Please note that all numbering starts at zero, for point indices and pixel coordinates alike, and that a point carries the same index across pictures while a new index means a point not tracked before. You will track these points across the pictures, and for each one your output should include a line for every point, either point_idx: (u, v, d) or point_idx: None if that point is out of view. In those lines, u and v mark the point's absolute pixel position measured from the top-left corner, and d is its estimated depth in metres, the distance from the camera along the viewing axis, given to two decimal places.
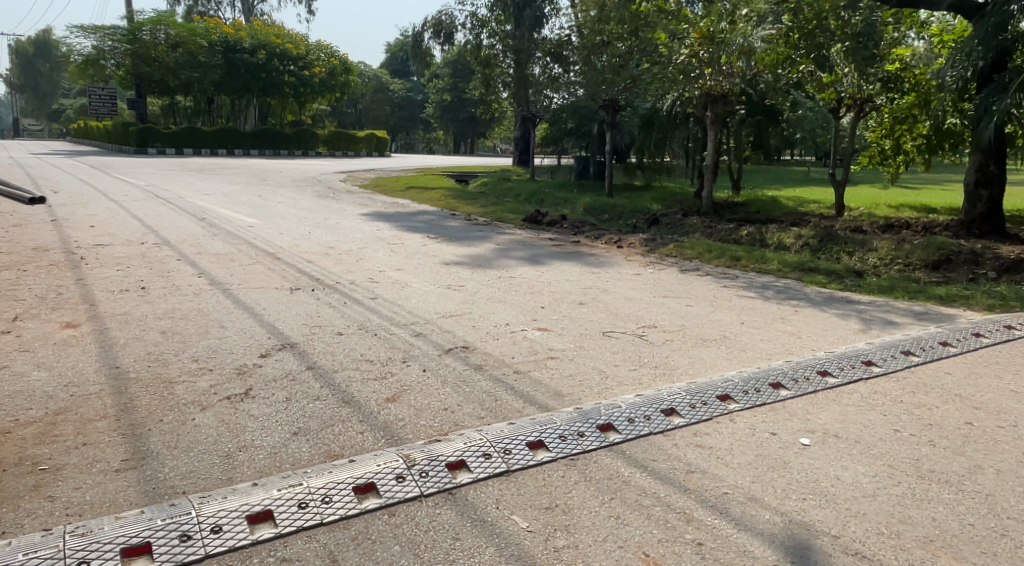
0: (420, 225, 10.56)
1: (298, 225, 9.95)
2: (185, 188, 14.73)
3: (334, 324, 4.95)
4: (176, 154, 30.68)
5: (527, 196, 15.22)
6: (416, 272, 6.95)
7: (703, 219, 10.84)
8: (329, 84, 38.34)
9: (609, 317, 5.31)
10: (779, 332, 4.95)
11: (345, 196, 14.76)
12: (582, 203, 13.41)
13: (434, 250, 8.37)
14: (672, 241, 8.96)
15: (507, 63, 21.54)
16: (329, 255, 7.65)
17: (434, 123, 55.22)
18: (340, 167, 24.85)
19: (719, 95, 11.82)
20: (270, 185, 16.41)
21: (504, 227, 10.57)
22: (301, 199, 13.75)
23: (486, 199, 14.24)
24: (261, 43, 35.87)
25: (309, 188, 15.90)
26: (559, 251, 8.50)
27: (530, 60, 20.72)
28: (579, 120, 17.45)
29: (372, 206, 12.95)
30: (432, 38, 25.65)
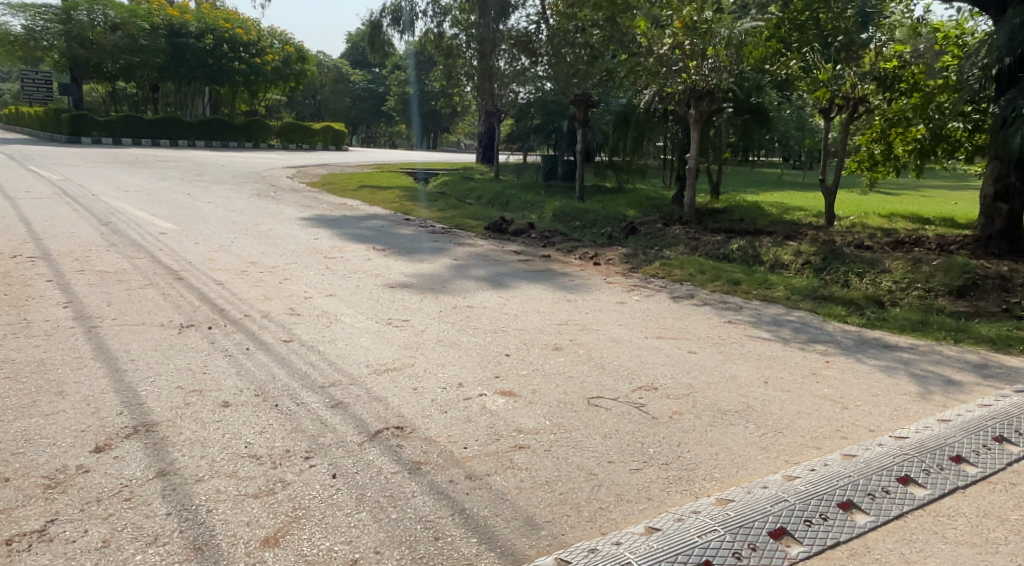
0: (368, 233, 9.23)
1: (222, 232, 8.57)
2: (108, 184, 13.25)
3: (221, 384, 3.64)
4: (113, 144, 28.83)
5: (491, 199, 13.98)
6: (350, 299, 5.63)
7: (686, 229, 9.71)
8: (284, 73, 36.61)
9: (592, 371, 4.08)
10: (816, 397, 3.76)
11: (288, 195, 13.35)
12: (549, 208, 12.21)
13: (379, 266, 7.06)
14: (656, 257, 7.79)
15: (469, 55, 20.33)
16: (245, 274, 6.30)
17: (396, 116, 53.44)
18: (290, 162, 23.35)
19: (705, 92, 10.62)
20: (206, 181, 14.96)
21: (464, 237, 9.30)
22: (236, 199, 12.34)
23: (444, 202, 12.97)
24: (208, 27, 34.01)
25: (250, 186, 14.51)
26: (526, 269, 7.27)
27: (495, 52, 19.42)
28: (547, 116, 16.25)
29: (315, 209, 11.59)
30: (391, 26, 24.20)
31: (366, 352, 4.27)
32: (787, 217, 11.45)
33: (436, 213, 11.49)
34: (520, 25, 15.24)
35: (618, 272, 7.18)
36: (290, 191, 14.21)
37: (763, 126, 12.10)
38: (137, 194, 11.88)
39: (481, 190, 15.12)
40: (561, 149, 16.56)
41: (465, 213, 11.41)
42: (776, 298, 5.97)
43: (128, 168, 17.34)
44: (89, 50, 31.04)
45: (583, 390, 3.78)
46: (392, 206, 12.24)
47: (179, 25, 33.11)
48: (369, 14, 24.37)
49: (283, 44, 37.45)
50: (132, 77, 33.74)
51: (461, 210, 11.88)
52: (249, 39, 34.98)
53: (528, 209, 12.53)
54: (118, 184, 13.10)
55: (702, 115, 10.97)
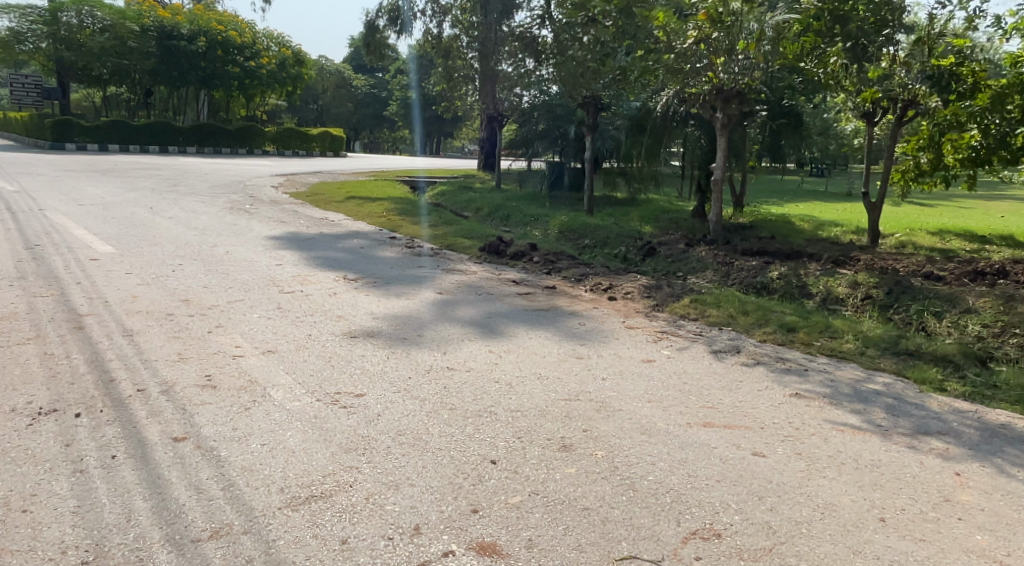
0: (347, 257, 7.95)
1: (170, 257, 7.30)
2: (68, 198, 12.05)
3: (36, 539, 2.35)
4: (99, 150, 27.70)
5: (490, 212, 12.70)
6: (292, 358, 4.31)
7: (713, 250, 8.38)
8: (279, 77, 35.37)
9: (617, 495, 2.73)
10: (973, 554, 2.39)
11: (265, 208, 12.10)
12: (553, 224, 10.89)
13: (345, 304, 5.75)
14: (684, 289, 6.46)
15: (469, 55, 19.16)
16: (169, 322, 5.01)
17: (398, 122, 52.25)
18: (281, 170, 22.15)
19: (734, 93, 9.36)
20: (180, 192, 13.74)
21: (457, 260, 8.00)
22: (205, 212, 11.08)
23: (438, 215, 11.68)
24: (201, 29, 32.89)
25: (227, 197, 13.30)
26: (524, 307, 5.93)
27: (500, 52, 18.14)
28: (552, 120, 14.98)
29: (291, 224, 10.33)
30: (388, 26, 22.96)
31: (285, 459, 2.94)
32: (823, 234, 10.10)
33: (426, 229, 10.20)
34: (522, 23, 13.97)
35: (637, 313, 5.84)
36: (270, 203, 12.97)
37: (794, 131, 10.90)
38: (93, 210, 10.65)
39: (480, 201, 13.82)
40: (566, 156, 15.21)
41: (459, 229, 10.11)
42: (847, 354, 4.61)
43: (101, 177, 16.18)
44: (76, 52, 30.01)
45: (605, 538, 2.44)
46: (377, 222, 10.93)
47: (170, 27, 32.00)
48: (365, 13, 23.13)
49: (279, 47, 36.28)
50: (122, 82, 32.70)
51: (455, 225, 10.59)
52: (243, 42, 33.86)
53: (529, 226, 11.21)
54: (76, 198, 11.89)
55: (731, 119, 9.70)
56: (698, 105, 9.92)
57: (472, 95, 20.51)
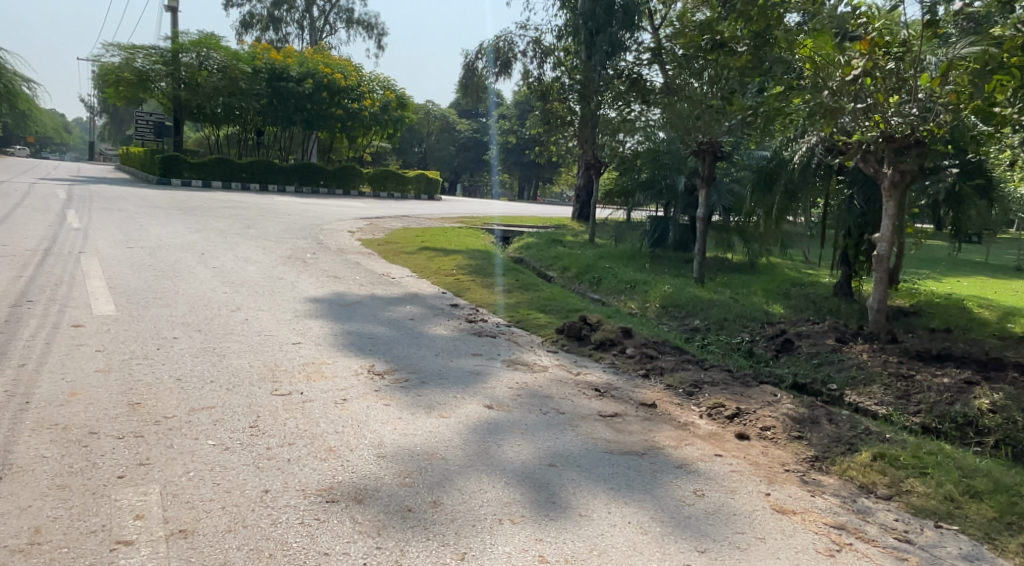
0: (388, 334, 6.31)
1: (171, 324, 5.88)
2: (123, 238, 11.10)
3: None
4: (201, 186, 27.85)
5: (580, 273, 10.92)
6: (205, 554, 2.60)
7: (872, 355, 6.35)
8: (381, 119, 35.18)
9: None
10: None
11: (327, 259, 10.79)
12: (656, 295, 8.98)
13: (347, 425, 4.03)
14: (847, 423, 4.49)
15: (570, 98, 17.72)
16: (80, 448, 3.43)
17: (498, 167, 51.80)
18: (366, 212, 21.22)
19: (912, 141, 7.10)
20: (246, 235, 12.67)
21: (526, 347, 6.20)
22: (257, 261, 9.82)
23: (517, 276, 9.99)
24: (309, 71, 33.15)
25: (293, 243, 12.10)
26: (610, 443, 4.06)
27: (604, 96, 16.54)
28: (655, 169, 13.06)
29: (345, 281, 8.88)
30: (487, 68, 21.86)
31: None
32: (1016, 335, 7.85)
33: (502, 295, 8.48)
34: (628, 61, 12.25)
35: (782, 470, 3.86)
36: (336, 251, 11.66)
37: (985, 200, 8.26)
38: (137, 253, 9.57)
39: (570, 259, 12.05)
40: (673, 211, 13.23)
41: (540, 298, 8.35)
42: None
43: (178, 215, 15.48)
44: (189, 91, 30.63)
45: None
46: (446, 282, 9.35)
47: (281, 69, 32.50)
48: (464, 54, 22.13)
49: (384, 89, 36.17)
50: (232, 121, 33.23)
51: (536, 291, 8.85)
52: (348, 85, 33.86)
53: (626, 295, 9.33)
54: (131, 240, 10.92)
55: (905, 177, 7.21)
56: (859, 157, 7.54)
57: (570, 141, 18.98)
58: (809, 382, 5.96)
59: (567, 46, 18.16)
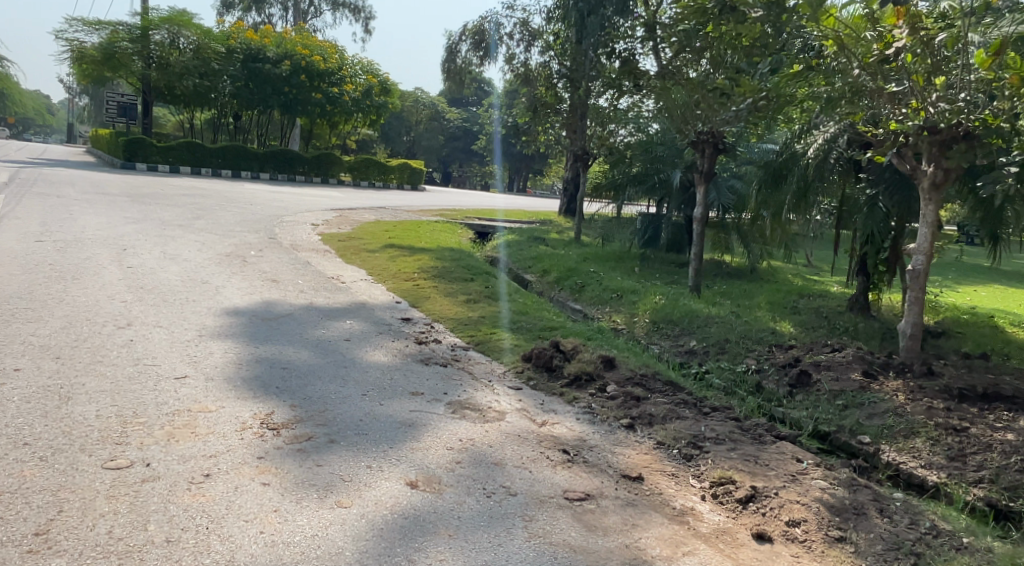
0: (310, 361, 5.03)
1: (25, 349, 4.61)
2: (44, 230, 9.81)
3: None
4: (168, 172, 26.45)
5: (560, 278, 9.69)
6: None
7: (909, 395, 5.12)
8: (363, 105, 33.74)
9: None
10: None
11: (272, 257, 9.50)
12: (645, 307, 7.73)
13: (190, 527, 2.75)
14: (903, 514, 3.26)
15: (556, 84, 16.43)
16: None
17: (487, 157, 50.39)
18: (338, 203, 19.89)
19: (959, 134, 5.71)
20: (188, 228, 11.37)
21: (481, 381, 4.94)
22: (187, 260, 8.53)
23: (487, 281, 8.74)
24: (287, 53, 31.65)
25: (241, 238, 10.80)
26: (573, 553, 2.81)
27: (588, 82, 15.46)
28: (648, 163, 11.72)
29: (283, 286, 7.60)
30: (471, 51, 20.53)
31: None
32: None
33: (465, 306, 7.20)
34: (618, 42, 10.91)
35: None
36: (286, 248, 10.37)
37: None
38: (45, 249, 8.28)
39: (551, 260, 10.80)
40: (666, 208, 11.97)
41: (509, 310, 7.09)
42: None
43: (125, 204, 14.18)
44: (158, 71, 29.26)
45: None
46: (402, 287, 8.07)
47: (256, 49, 31.06)
48: (446, 36, 20.78)
49: (366, 74, 34.72)
50: (205, 104, 31.78)
51: (506, 302, 7.60)
52: (328, 68, 32.39)
53: (611, 307, 8.08)
54: (51, 232, 9.62)
55: (953, 177, 5.87)
56: (896, 153, 6.20)
57: (557, 131, 17.70)
58: (835, 432, 4.73)
59: (556, 29, 16.87)
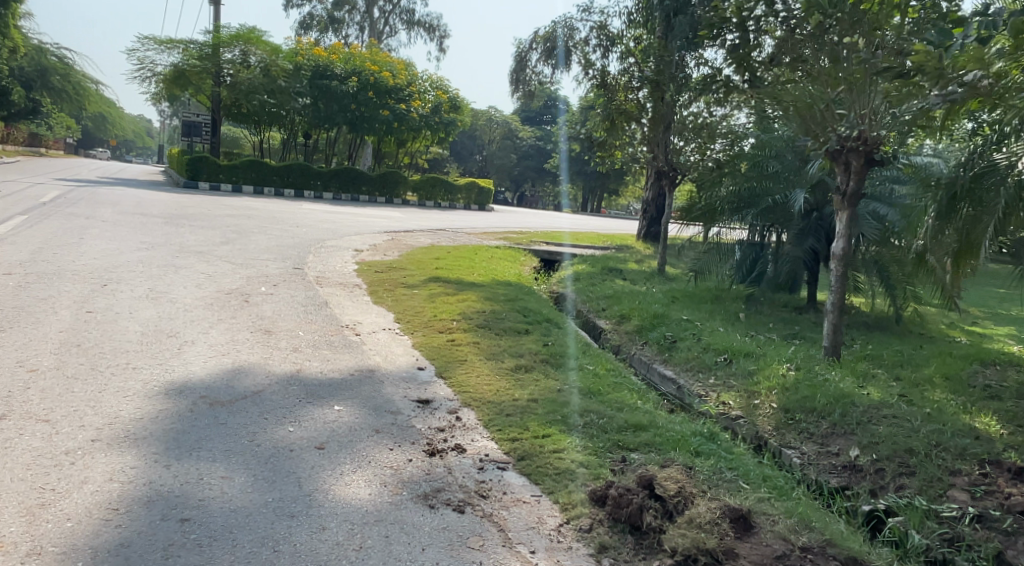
0: (237, 502, 3.04)
1: None
2: (31, 259, 8.37)
3: None
4: (230, 191, 25.66)
5: (642, 326, 7.50)
6: None
7: None
8: (431, 122, 32.19)
9: None
10: None
11: (284, 295, 7.71)
12: (769, 384, 5.46)
13: None
14: None
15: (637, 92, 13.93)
16: None
17: (562, 176, 48.37)
18: (396, 225, 18.24)
19: None
20: (206, 255, 9.80)
21: (516, 553, 2.84)
22: (172, 300, 6.82)
23: (547, 333, 6.62)
24: (354, 69, 30.66)
25: (260, 270, 9.10)
26: None
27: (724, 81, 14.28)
28: (755, 178, 9.04)
29: (273, 341, 5.73)
30: (543, 60, 18.58)
31: None
32: None
33: (512, 381, 5.09)
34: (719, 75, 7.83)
35: None
36: (308, 282, 8.58)
37: None
38: (5, 285, 6.74)
39: (632, 301, 8.63)
40: (779, 236, 9.29)
41: (573, 389, 4.95)
42: None
43: (155, 226, 12.83)
44: (228, 89, 28.95)
45: None
46: (432, 344, 6.04)
47: (325, 66, 30.23)
48: (515, 44, 18.87)
49: (436, 90, 33.36)
50: (273, 122, 31.13)
51: (572, 371, 5.44)
52: (396, 84, 31.17)
53: (716, 379, 5.83)
54: (37, 261, 8.17)
55: None
56: None
57: (638, 152, 15.14)
58: None
59: (639, 32, 14.74)
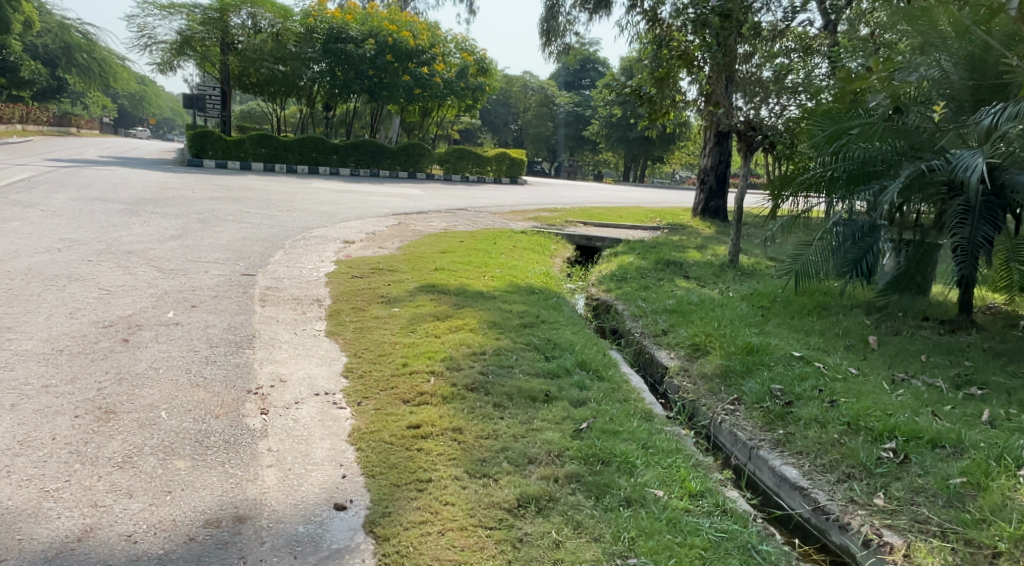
0: None
1: None
2: None
3: None
4: (236, 169, 23.51)
5: (726, 370, 4.84)
6: None
7: None
8: (457, 88, 29.52)
9: None
10: None
11: (196, 324, 5.28)
12: (1010, 533, 2.84)
13: None
14: None
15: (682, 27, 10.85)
16: None
17: (602, 145, 45.23)
18: (408, 205, 15.76)
19: None
20: (130, 259, 7.43)
21: None
22: (2, 346, 4.44)
23: (582, 399, 4.01)
24: (372, 31, 27.84)
25: (189, 281, 6.70)
26: None
27: (810, 30, 12.10)
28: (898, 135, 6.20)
29: (97, 442, 3.26)
30: (576, 5, 15.70)
31: None
32: None
33: (507, 560, 2.54)
34: None
35: None
36: (246, 299, 6.14)
37: None
38: None
39: (705, 319, 5.97)
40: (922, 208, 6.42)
41: None
42: None
43: (105, 216, 10.60)
44: (237, 57, 26.85)
45: None
46: (387, 428, 3.52)
47: (339, 28, 27.58)
48: None
49: (462, 53, 30.56)
50: (288, 93, 28.82)
51: (627, 510, 2.86)
52: (417, 46, 28.33)
53: (891, 502, 3.21)
54: None
55: None
56: None
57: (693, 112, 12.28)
58: None
59: None
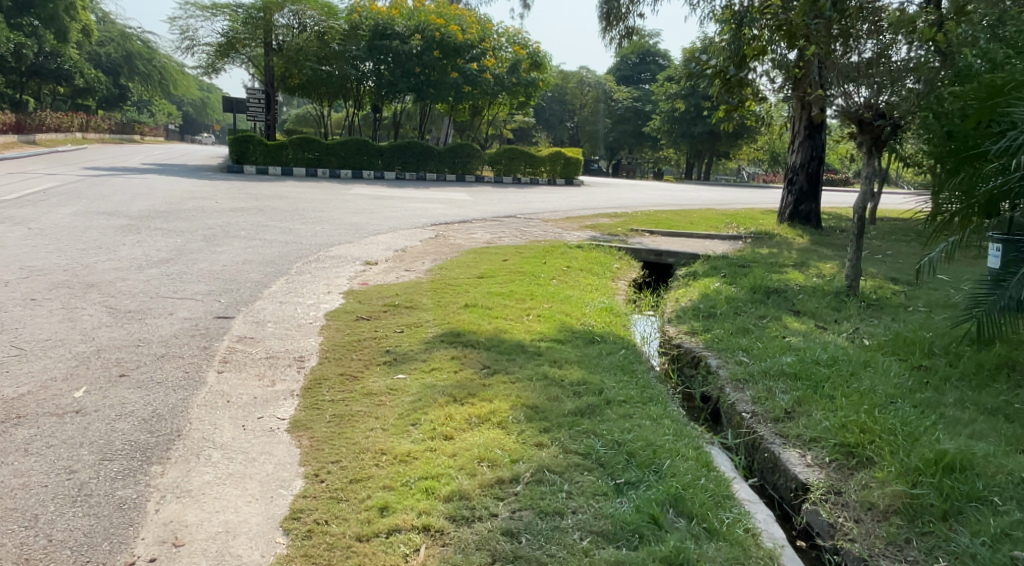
0: None
1: None
2: None
3: None
4: (276, 175, 22.34)
5: (915, 505, 2.97)
6: None
7: None
8: (508, 84, 27.83)
9: None
10: None
11: (109, 409, 3.67)
12: None
13: None
14: None
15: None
16: None
17: (663, 141, 42.84)
18: (450, 212, 14.11)
19: None
20: (85, 295, 5.94)
21: None
22: None
23: None
24: (418, 26, 26.40)
25: (143, 328, 5.15)
26: None
27: None
28: None
29: None
30: None
31: None
32: None
33: None
34: None
35: None
36: (202, 361, 4.52)
37: None
38: None
39: (848, 394, 4.05)
40: None
41: None
42: None
43: (99, 233, 9.24)
44: (279, 57, 25.72)
45: None
46: None
47: (385, 24, 26.23)
48: None
49: (514, 46, 28.87)
50: (332, 94, 27.63)
51: None
52: (466, 40, 26.75)
53: None
54: None
55: None
56: None
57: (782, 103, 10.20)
58: None
59: None
